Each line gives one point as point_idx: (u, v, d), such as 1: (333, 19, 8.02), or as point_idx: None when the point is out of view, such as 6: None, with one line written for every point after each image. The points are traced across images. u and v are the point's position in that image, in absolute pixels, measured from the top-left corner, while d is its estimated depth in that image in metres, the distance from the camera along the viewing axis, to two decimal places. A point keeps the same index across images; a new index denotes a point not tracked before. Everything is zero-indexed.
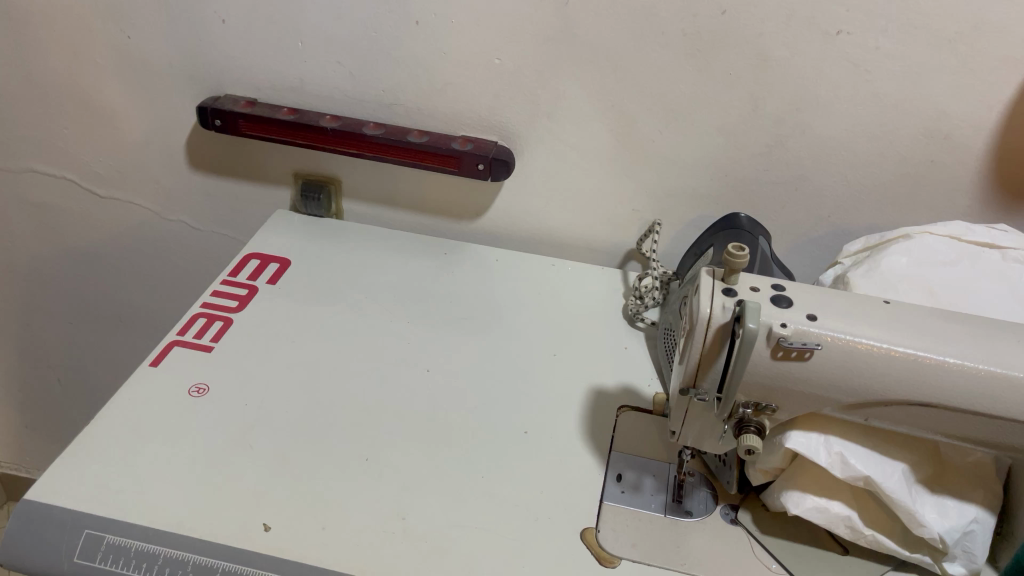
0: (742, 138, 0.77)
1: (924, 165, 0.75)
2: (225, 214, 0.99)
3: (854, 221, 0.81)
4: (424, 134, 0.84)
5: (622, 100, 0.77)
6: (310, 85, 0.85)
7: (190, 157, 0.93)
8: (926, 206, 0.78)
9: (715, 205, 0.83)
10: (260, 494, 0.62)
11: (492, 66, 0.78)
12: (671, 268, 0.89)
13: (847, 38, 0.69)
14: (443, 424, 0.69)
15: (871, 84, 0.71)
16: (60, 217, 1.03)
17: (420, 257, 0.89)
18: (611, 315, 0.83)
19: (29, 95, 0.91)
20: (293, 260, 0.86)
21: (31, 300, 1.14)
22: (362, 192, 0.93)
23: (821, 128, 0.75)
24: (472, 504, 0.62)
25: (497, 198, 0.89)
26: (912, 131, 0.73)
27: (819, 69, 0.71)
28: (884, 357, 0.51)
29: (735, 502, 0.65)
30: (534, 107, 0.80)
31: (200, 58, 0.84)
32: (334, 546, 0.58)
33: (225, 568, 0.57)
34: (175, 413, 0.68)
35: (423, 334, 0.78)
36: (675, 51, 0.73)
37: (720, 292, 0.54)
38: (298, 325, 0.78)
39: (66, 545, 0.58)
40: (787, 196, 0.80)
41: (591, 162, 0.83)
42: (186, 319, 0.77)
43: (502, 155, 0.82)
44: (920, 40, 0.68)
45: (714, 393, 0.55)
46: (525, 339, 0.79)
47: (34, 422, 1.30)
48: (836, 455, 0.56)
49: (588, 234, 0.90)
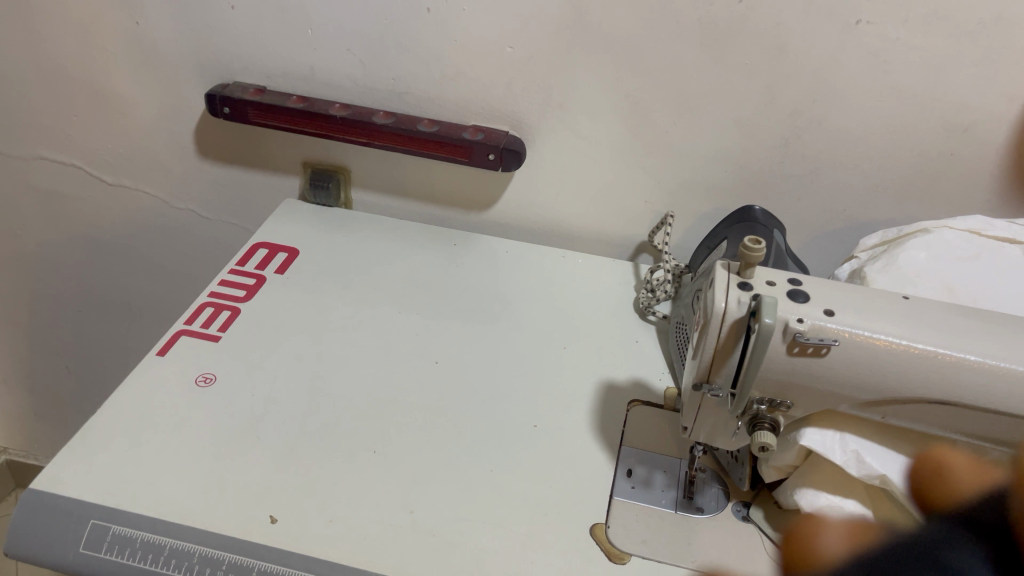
0: (757, 130, 0.76)
1: (943, 158, 0.74)
2: (234, 203, 0.98)
3: (870, 215, 0.79)
4: (434, 124, 0.83)
5: (636, 91, 0.76)
6: (320, 73, 0.84)
7: (198, 145, 0.93)
8: (945, 200, 0.77)
9: (729, 198, 0.82)
10: (267, 486, 0.61)
11: (504, 55, 0.77)
12: (683, 261, 0.88)
13: (867, 29, 0.67)
14: (452, 417, 0.68)
15: (891, 76, 0.70)
16: (69, 204, 1.02)
17: (430, 247, 0.88)
18: (621, 308, 0.82)
19: (37, 81, 0.90)
20: (301, 249, 0.85)
21: (40, 287, 1.13)
22: (372, 181, 0.92)
23: (838, 120, 0.74)
24: (481, 498, 0.62)
25: (508, 189, 0.88)
26: (932, 124, 0.72)
27: (837, 60, 0.70)
28: (903, 354, 0.50)
29: (747, 499, 0.65)
30: (546, 97, 0.79)
31: (210, 45, 0.84)
32: (342, 540, 0.58)
33: (231, 560, 0.56)
34: (183, 403, 0.67)
35: (432, 325, 0.78)
36: (691, 41, 0.71)
37: (736, 287, 0.53)
38: (307, 315, 0.77)
39: (73, 536, 0.58)
40: (803, 189, 0.79)
41: (603, 153, 0.82)
42: (194, 308, 0.76)
43: (513, 145, 0.81)
44: (941, 31, 0.66)
45: (728, 389, 0.55)
46: (535, 332, 0.78)
47: (43, 410, 1.30)
48: (852, 453, 0.55)
49: (599, 226, 0.89)
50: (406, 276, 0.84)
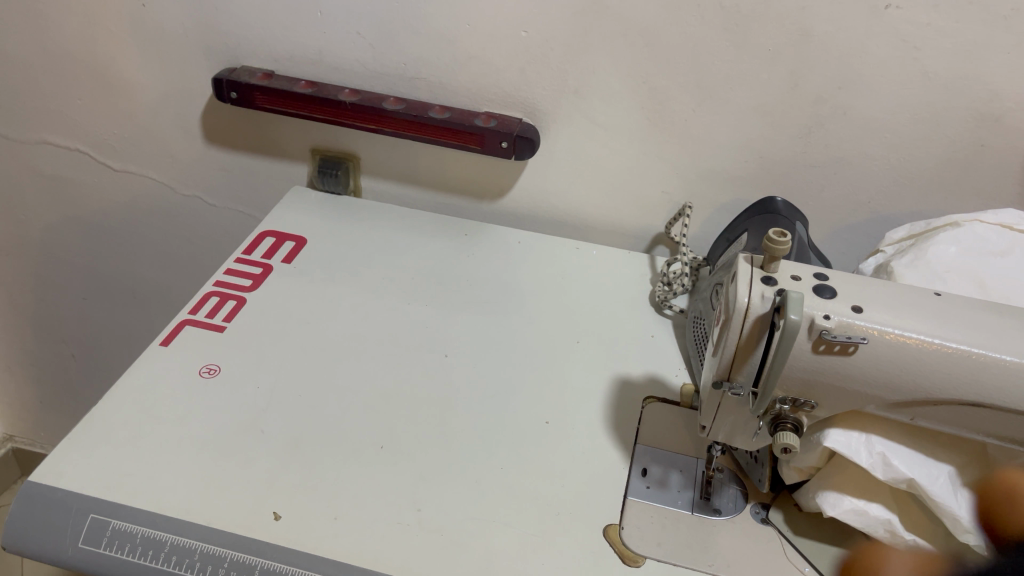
0: (779, 118, 0.73)
1: (973, 149, 0.71)
2: (241, 191, 0.96)
3: (895, 208, 0.77)
4: (446, 110, 0.80)
5: (654, 77, 0.74)
6: (329, 57, 0.82)
7: (205, 131, 0.91)
8: (974, 193, 0.74)
9: (748, 189, 0.79)
10: (270, 481, 0.59)
11: (518, 39, 0.75)
12: (701, 253, 0.86)
13: (896, 13, 0.65)
14: (462, 412, 0.66)
15: (920, 63, 0.67)
16: (75, 190, 1.01)
17: (440, 237, 0.86)
18: (636, 301, 0.80)
19: (42, 64, 0.89)
20: (309, 238, 0.83)
21: (46, 274, 1.12)
22: (382, 169, 0.90)
23: (864, 109, 0.71)
24: (491, 496, 0.60)
25: (521, 178, 0.86)
26: (961, 113, 0.69)
27: (864, 46, 0.67)
28: (936, 354, 0.48)
29: (766, 501, 0.63)
30: (561, 83, 0.77)
31: (217, 28, 0.82)
32: (347, 538, 0.56)
33: (232, 558, 0.55)
34: (185, 394, 0.66)
35: (442, 317, 0.76)
36: (711, 25, 0.69)
37: (760, 281, 0.51)
38: (314, 306, 0.75)
39: (71, 530, 0.56)
40: (826, 180, 0.77)
41: (619, 142, 0.79)
42: (198, 297, 0.74)
43: (527, 132, 0.79)
44: (973, 16, 0.63)
45: (750, 388, 0.52)
46: (548, 325, 0.76)
47: (49, 398, 1.29)
48: (878, 456, 0.52)
49: (614, 217, 0.87)
50: (415, 266, 0.82)
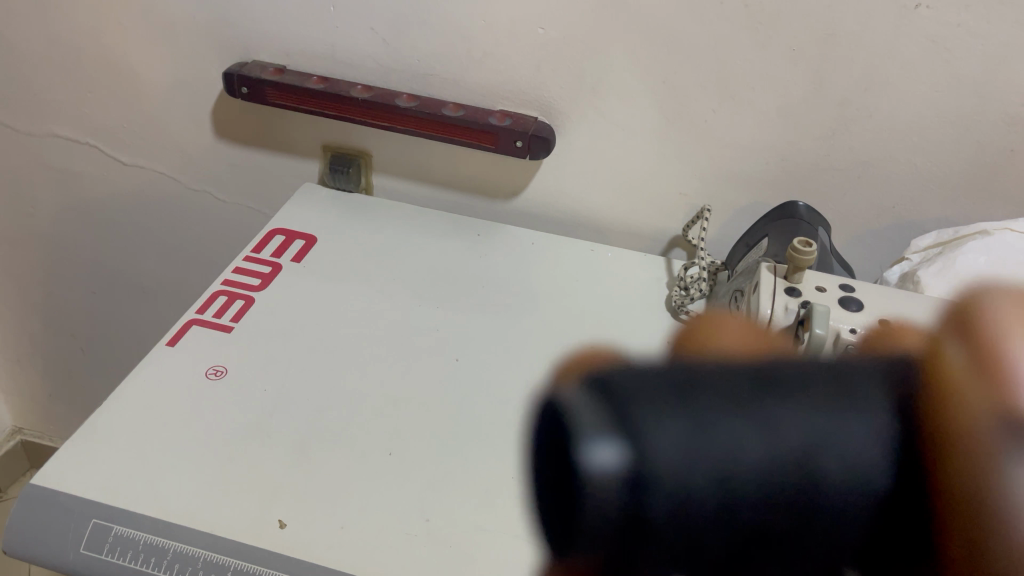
0: (802, 120, 0.71)
1: (1004, 154, 0.69)
2: (251, 187, 0.95)
3: (920, 214, 0.75)
4: (460, 108, 0.79)
5: (674, 76, 0.72)
6: (342, 51, 0.80)
7: (215, 125, 0.90)
8: (1004, 199, 0.72)
9: (769, 192, 0.77)
10: (276, 487, 0.58)
11: (535, 35, 0.73)
12: (719, 258, 0.84)
13: (927, 13, 0.63)
14: (473, 419, 0.64)
15: (950, 65, 0.65)
16: (84, 183, 1.00)
17: (453, 238, 0.84)
18: (652, 306, 0.78)
19: (52, 56, 0.88)
20: (319, 237, 0.82)
21: (55, 268, 1.11)
22: (394, 167, 0.89)
23: (891, 111, 0.69)
24: (501, 507, 0.58)
25: (536, 177, 0.84)
26: (992, 118, 0.67)
27: (892, 47, 0.65)
28: None
29: None
30: (579, 80, 0.75)
31: (229, 20, 0.80)
32: (353, 548, 0.55)
33: (236, 567, 0.53)
34: (191, 396, 0.64)
35: (453, 321, 0.74)
36: (734, 24, 0.67)
37: None
38: (323, 306, 0.74)
39: (73, 535, 0.55)
40: (850, 185, 0.75)
41: (637, 142, 0.78)
42: (206, 296, 0.73)
43: (542, 132, 0.77)
44: (1007, 18, 0.61)
45: None
46: (562, 329, 0.75)
47: (58, 392, 1.28)
48: None
49: (631, 219, 0.85)
50: (427, 267, 0.80)
